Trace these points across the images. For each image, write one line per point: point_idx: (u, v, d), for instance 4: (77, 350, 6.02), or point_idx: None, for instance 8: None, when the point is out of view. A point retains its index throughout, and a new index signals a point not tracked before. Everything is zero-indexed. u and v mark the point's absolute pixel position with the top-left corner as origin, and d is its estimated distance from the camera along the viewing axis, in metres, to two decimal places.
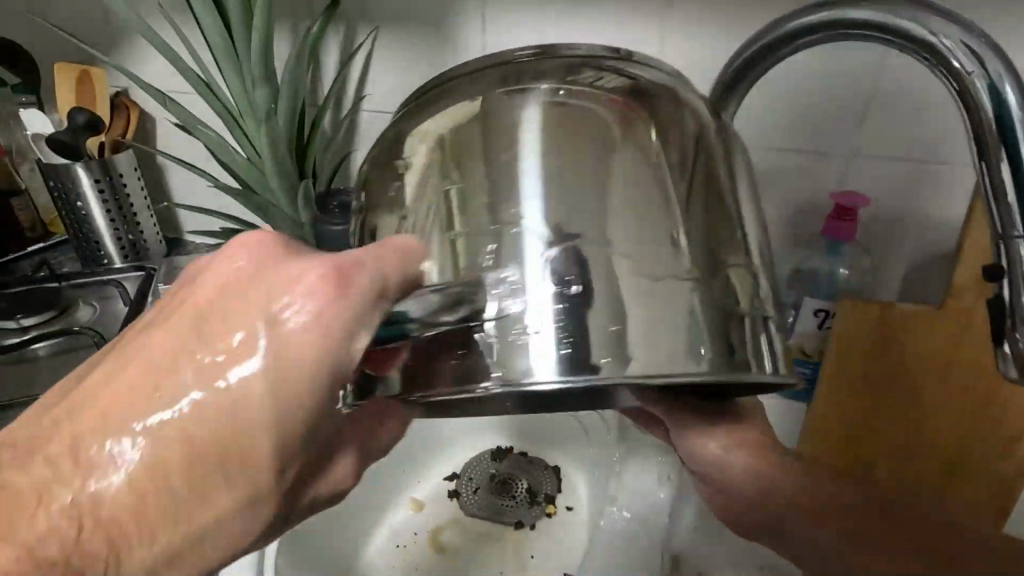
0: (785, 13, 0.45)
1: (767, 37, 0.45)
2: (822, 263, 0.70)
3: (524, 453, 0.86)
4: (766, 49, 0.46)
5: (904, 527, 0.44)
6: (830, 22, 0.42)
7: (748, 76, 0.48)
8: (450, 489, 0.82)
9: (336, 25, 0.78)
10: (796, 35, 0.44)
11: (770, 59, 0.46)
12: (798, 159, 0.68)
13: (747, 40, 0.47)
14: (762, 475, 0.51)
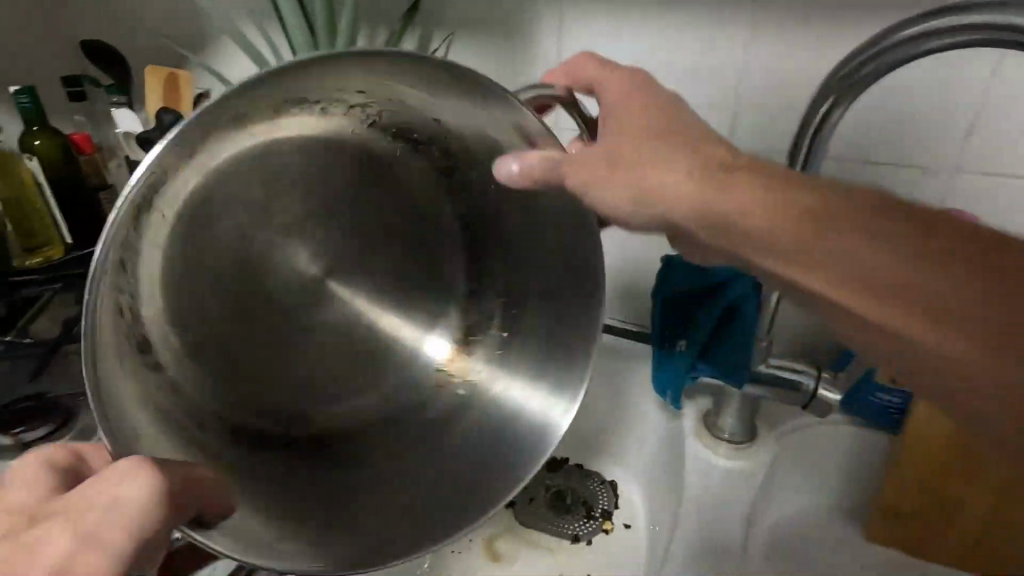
0: (899, 21, 0.42)
1: (875, 47, 0.43)
2: None
3: (580, 465, 0.84)
4: (875, 61, 0.44)
5: (882, 237, 0.35)
6: (954, 28, 0.40)
7: (850, 87, 0.45)
8: (504, 498, 0.81)
9: (414, 30, 0.79)
10: (911, 44, 0.42)
11: (876, 70, 0.44)
12: (895, 172, 0.63)
13: (852, 49, 0.45)
14: (707, 180, 0.39)
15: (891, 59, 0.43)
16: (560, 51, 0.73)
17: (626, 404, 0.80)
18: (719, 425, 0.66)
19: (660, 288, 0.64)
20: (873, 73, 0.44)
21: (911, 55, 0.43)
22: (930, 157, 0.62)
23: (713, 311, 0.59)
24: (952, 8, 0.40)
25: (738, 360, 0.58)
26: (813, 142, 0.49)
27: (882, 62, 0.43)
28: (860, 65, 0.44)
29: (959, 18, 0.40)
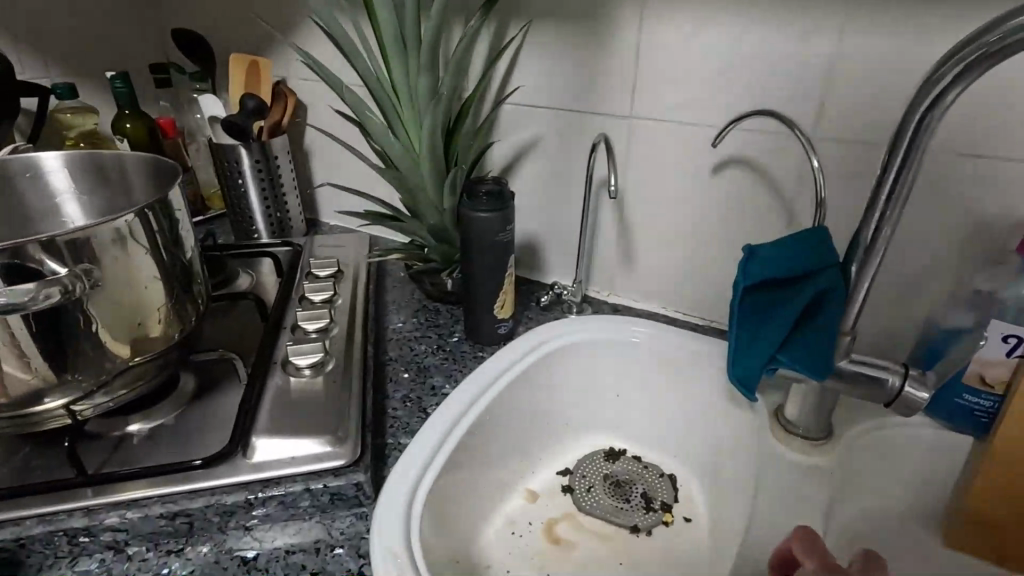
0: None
1: (1001, 25, 0.41)
2: None
3: (639, 458, 0.85)
4: (1010, 38, 0.41)
5: None
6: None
7: (977, 62, 0.43)
8: (563, 484, 0.82)
9: (491, 21, 0.82)
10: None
11: (1010, 46, 0.41)
12: (993, 167, 0.60)
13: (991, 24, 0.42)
14: None
15: (1020, 34, 0.40)
16: (639, 40, 0.74)
17: (691, 398, 0.79)
18: (792, 420, 0.65)
19: (739, 272, 0.58)
20: (1006, 48, 0.41)
21: None
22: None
23: (800, 298, 0.57)
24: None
25: (821, 352, 0.57)
26: (921, 128, 0.47)
27: (1013, 40, 0.41)
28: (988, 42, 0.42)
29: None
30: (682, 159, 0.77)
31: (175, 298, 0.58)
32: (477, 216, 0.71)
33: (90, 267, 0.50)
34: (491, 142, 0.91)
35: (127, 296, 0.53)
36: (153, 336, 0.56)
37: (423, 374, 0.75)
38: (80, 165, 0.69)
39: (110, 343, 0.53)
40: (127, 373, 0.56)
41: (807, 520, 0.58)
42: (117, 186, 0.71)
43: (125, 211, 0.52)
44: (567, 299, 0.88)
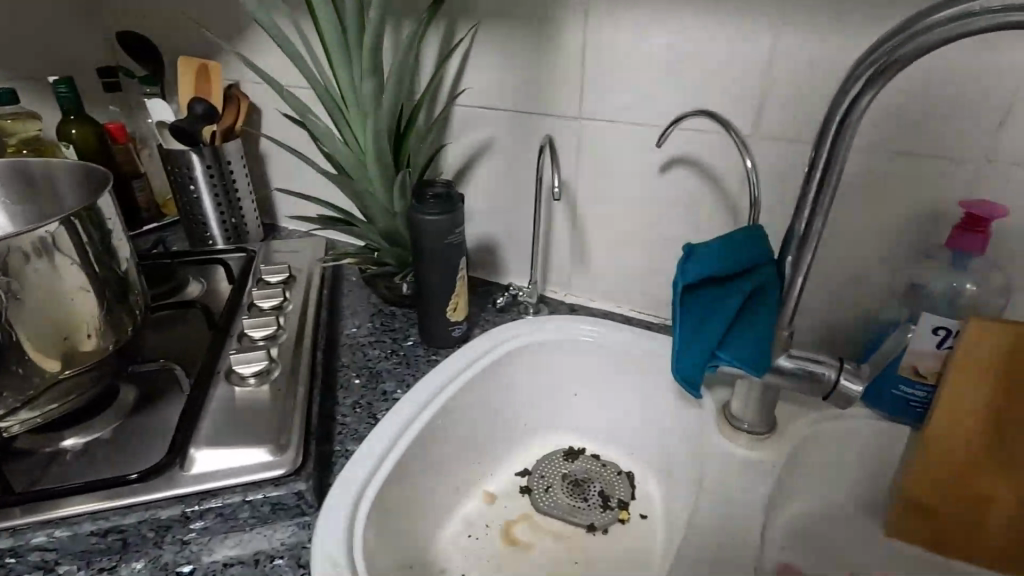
0: (921, 11, 0.42)
1: (907, 30, 0.43)
2: (941, 278, 0.61)
3: (598, 456, 0.85)
4: (906, 48, 0.43)
5: None
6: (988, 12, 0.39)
7: (885, 69, 0.45)
8: (522, 485, 0.82)
9: (439, 23, 0.82)
10: (945, 28, 0.41)
11: (902, 58, 0.44)
12: (922, 163, 0.61)
13: (879, 43, 0.44)
14: None
15: (915, 44, 0.43)
16: (584, 42, 0.74)
17: (645, 396, 0.79)
18: (738, 415, 0.66)
19: (678, 273, 0.58)
20: (918, 48, 0.43)
21: (940, 41, 0.42)
22: (972, 148, 0.59)
23: (737, 297, 0.57)
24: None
25: (760, 347, 0.57)
26: (842, 128, 0.48)
27: (911, 49, 0.43)
28: (888, 52, 0.44)
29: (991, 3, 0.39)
30: (630, 159, 0.78)
31: (108, 308, 0.57)
32: (424, 219, 0.71)
33: (9, 280, 0.48)
34: (445, 143, 0.90)
35: (52, 308, 0.51)
36: (83, 349, 0.55)
37: (375, 379, 0.74)
38: (10, 174, 0.67)
39: (35, 358, 0.51)
40: (57, 388, 0.55)
41: (749, 513, 0.59)
42: (50, 194, 0.69)
43: (48, 220, 0.51)
44: (523, 301, 0.88)
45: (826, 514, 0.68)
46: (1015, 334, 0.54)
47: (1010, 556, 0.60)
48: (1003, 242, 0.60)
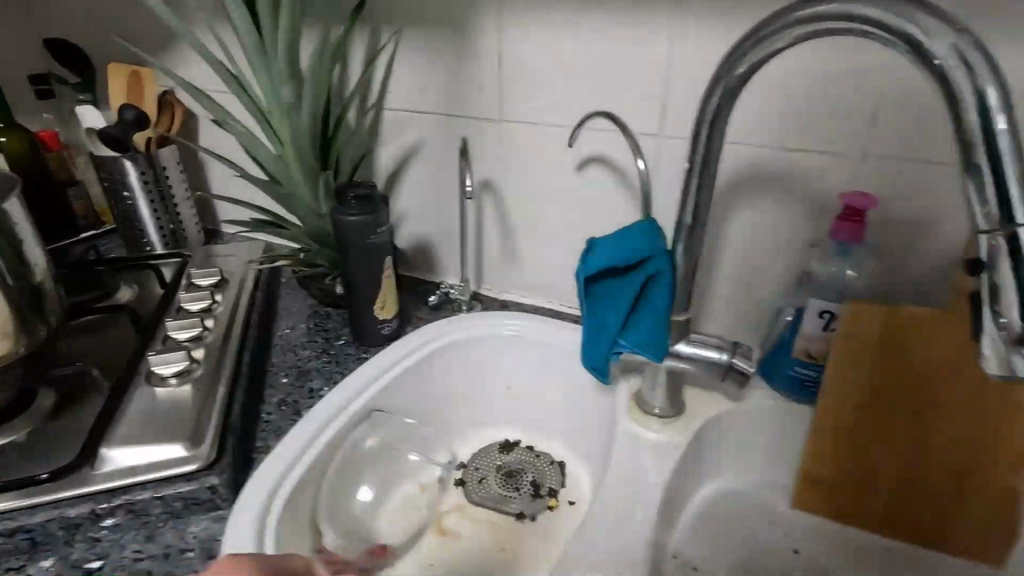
0: (760, 20, 0.45)
1: (766, 28, 0.44)
2: (826, 265, 0.66)
3: (532, 447, 0.87)
4: (748, 60, 0.46)
5: None
6: (812, 13, 0.41)
7: (735, 78, 0.48)
8: (456, 478, 0.84)
9: (363, 29, 0.84)
10: (800, 28, 0.42)
11: (746, 69, 0.47)
12: (807, 159, 0.65)
13: (727, 57, 0.48)
14: None
15: (758, 52, 0.46)
16: (499, 48, 0.77)
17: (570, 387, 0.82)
18: (648, 401, 0.69)
19: (580, 264, 0.63)
20: (774, 48, 0.45)
21: (797, 40, 0.43)
22: (849, 144, 0.63)
23: (634, 287, 0.61)
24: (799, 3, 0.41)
25: (656, 331, 0.61)
26: (713, 126, 0.51)
27: (754, 59, 0.46)
28: (739, 56, 0.47)
29: (813, 6, 0.41)
30: (549, 160, 0.81)
31: (18, 314, 0.58)
32: (345, 220, 0.73)
33: None
34: (376, 146, 0.92)
35: None
36: None
37: (303, 378, 0.76)
38: None
39: None
40: None
41: (652, 492, 0.62)
42: None
43: None
44: (456, 299, 0.91)
45: (735, 492, 0.72)
46: (884, 314, 0.59)
47: (897, 518, 0.65)
48: (881, 231, 0.65)
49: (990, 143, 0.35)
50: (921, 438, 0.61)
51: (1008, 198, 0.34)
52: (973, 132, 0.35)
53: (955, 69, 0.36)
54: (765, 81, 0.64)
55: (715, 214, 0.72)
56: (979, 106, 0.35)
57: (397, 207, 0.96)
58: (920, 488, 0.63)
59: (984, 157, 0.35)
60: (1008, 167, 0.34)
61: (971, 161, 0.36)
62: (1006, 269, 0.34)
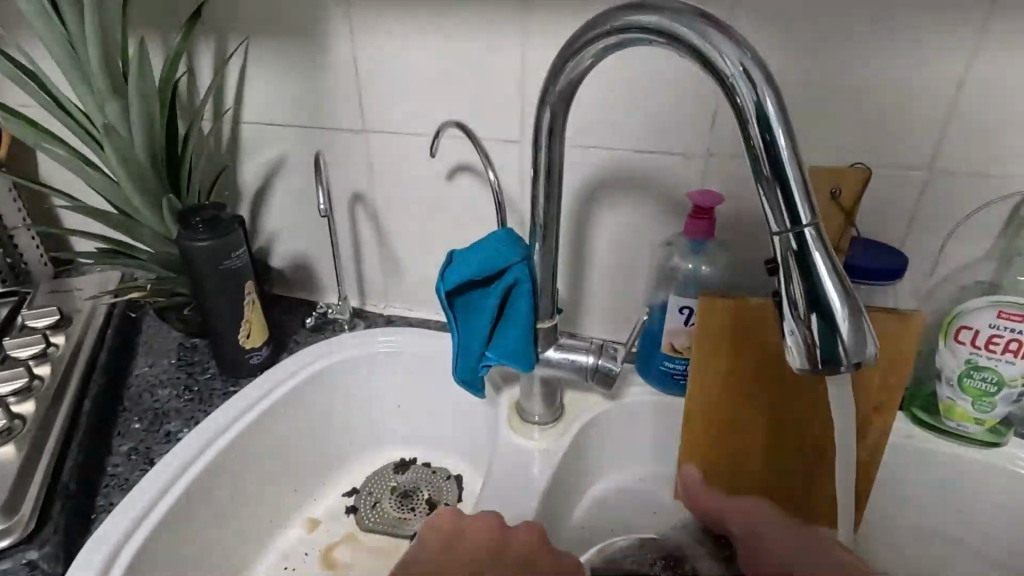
0: (572, 36, 0.45)
1: (581, 38, 0.44)
2: (684, 262, 0.67)
3: (428, 464, 0.83)
4: (565, 77, 0.47)
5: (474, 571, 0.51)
6: (614, 29, 0.41)
7: (555, 95, 0.48)
8: (348, 505, 0.79)
9: (208, 36, 0.78)
10: (610, 38, 0.42)
11: (565, 85, 0.47)
12: (659, 160, 0.67)
13: (546, 73, 0.48)
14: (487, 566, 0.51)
15: (573, 68, 0.46)
16: (353, 57, 0.74)
17: (457, 401, 0.80)
18: (527, 410, 0.69)
19: (440, 279, 0.61)
20: (591, 57, 0.45)
21: (609, 48, 0.43)
22: (696, 145, 0.65)
23: (492, 298, 0.60)
24: (602, 18, 0.42)
25: (522, 339, 0.60)
26: (551, 134, 0.50)
27: (570, 76, 0.47)
28: (560, 69, 0.47)
29: (613, 22, 0.41)
30: (418, 169, 0.79)
31: None
32: (195, 246, 0.67)
33: None
34: (237, 162, 0.86)
35: None
36: None
37: (159, 420, 0.71)
38: None
39: None
40: None
41: (523, 500, 0.63)
42: None
43: None
44: (336, 318, 0.86)
45: (622, 489, 0.73)
46: (734, 308, 0.62)
47: (772, 502, 0.67)
48: (731, 226, 0.68)
49: (773, 151, 0.36)
50: (779, 421, 0.65)
51: (791, 204, 0.36)
52: (757, 144, 0.37)
53: (738, 84, 0.36)
54: (614, 85, 0.65)
55: (581, 217, 0.72)
56: (760, 118, 0.36)
57: (267, 226, 0.90)
58: (783, 466, 0.66)
59: (767, 165, 0.36)
60: (788, 173, 0.36)
61: (759, 170, 0.37)
62: (793, 266, 0.37)
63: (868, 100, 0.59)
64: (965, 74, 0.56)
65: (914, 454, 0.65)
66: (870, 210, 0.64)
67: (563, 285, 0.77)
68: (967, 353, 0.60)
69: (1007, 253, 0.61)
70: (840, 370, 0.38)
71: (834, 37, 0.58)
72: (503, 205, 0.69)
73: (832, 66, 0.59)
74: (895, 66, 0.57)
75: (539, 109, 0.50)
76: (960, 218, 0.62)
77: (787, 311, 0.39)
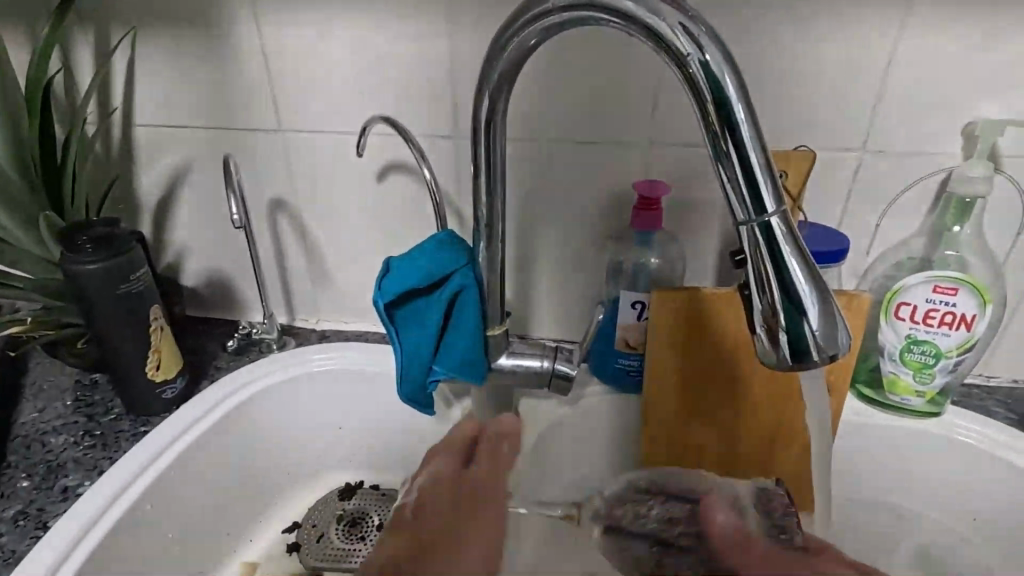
0: (509, 17, 0.41)
1: (520, 18, 0.40)
2: (633, 255, 0.65)
3: (377, 486, 0.77)
4: (503, 62, 0.43)
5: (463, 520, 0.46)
6: (557, 8, 0.38)
7: (493, 83, 0.44)
8: (289, 543, 0.72)
9: (85, 26, 0.68)
10: (552, 18, 0.39)
11: (504, 71, 0.43)
12: (601, 151, 0.64)
13: (483, 58, 0.44)
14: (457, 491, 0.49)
15: (511, 53, 0.42)
16: (262, 49, 0.67)
17: (403, 419, 0.74)
18: (481, 423, 0.65)
19: (377, 290, 0.56)
20: (530, 40, 0.41)
21: (551, 29, 0.40)
22: (639, 134, 0.63)
23: (436, 308, 0.55)
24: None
25: (471, 350, 0.56)
26: (492, 125, 0.46)
27: (508, 61, 0.43)
28: (497, 53, 0.43)
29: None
30: (345, 171, 0.72)
31: None
32: (85, 272, 0.58)
33: None
34: (133, 170, 0.76)
35: None
36: None
37: (54, 475, 0.61)
38: None
39: None
40: None
41: None
42: None
43: None
44: (261, 338, 0.77)
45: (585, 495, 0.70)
46: (687, 297, 0.60)
47: None
48: (677, 216, 0.66)
49: (736, 136, 0.34)
50: (737, 407, 0.64)
51: (756, 191, 0.34)
52: (718, 128, 0.34)
53: (695, 64, 0.34)
54: (551, 74, 0.61)
55: (525, 215, 0.69)
56: (721, 100, 0.34)
57: (175, 240, 0.80)
58: (741, 457, 0.66)
59: (731, 150, 0.34)
60: (752, 158, 0.34)
61: (721, 156, 0.35)
62: (761, 256, 0.35)
63: (802, 83, 0.59)
64: (892, 56, 0.57)
65: (862, 431, 0.66)
66: (810, 193, 0.64)
67: (510, 287, 0.74)
68: (907, 328, 0.61)
69: (936, 230, 0.62)
70: (813, 363, 0.36)
71: (769, 20, 0.57)
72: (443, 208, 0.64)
73: (767, 50, 0.58)
74: (828, 48, 0.57)
75: (478, 96, 0.45)
76: (893, 197, 0.63)
77: (756, 306, 0.37)
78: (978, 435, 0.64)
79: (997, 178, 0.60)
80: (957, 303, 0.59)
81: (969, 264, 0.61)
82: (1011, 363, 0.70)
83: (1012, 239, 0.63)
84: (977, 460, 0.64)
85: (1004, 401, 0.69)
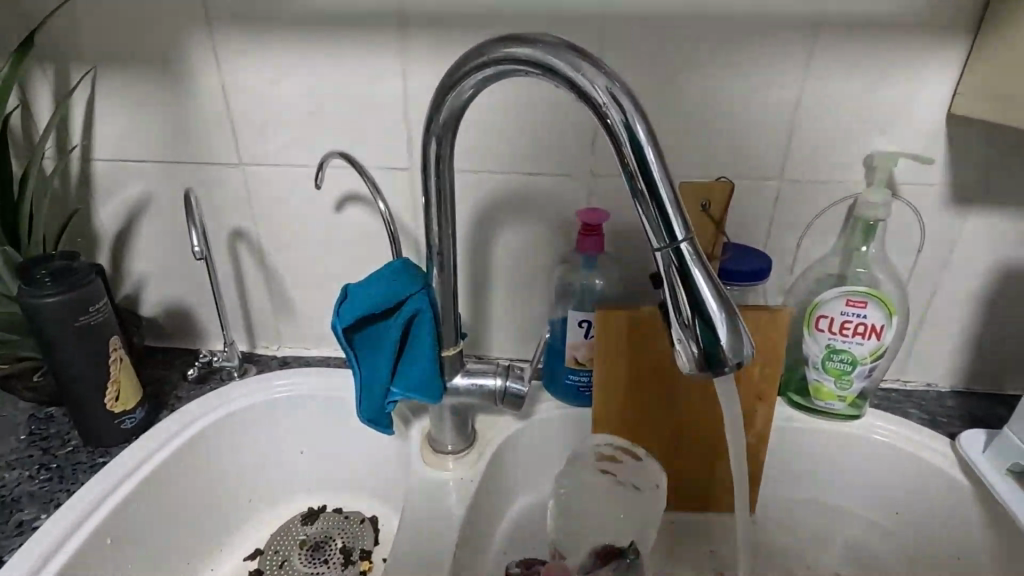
0: (449, 69, 0.46)
1: (459, 69, 0.45)
2: (579, 277, 0.70)
3: (341, 509, 0.78)
4: (446, 107, 0.47)
5: None
6: (492, 61, 0.43)
7: (439, 124, 0.48)
8: (252, 570, 0.72)
9: (45, 66, 0.70)
10: (488, 69, 0.44)
11: (449, 114, 0.48)
12: (547, 182, 0.69)
13: (430, 103, 0.48)
14: None
15: (454, 99, 0.47)
16: (223, 87, 0.70)
17: (364, 442, 0.76)
18: (439, 441, 0.68)
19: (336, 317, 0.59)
20: (470, 87, 0.46)
21: (488, 79, 0.45)
22: (579, 167, 0.68)
23: (394, 332, 0.59)
24: (479, 50, 0.43)
25: (428, 371, 0.59)
26: (440, 163, 0.50)
27: (452, 105, 0.47)
28: (442, 98, 0.47)
29: (489, 54, 0.43)
30: (304, 201, 0.75)
31: None
32: (41, 303, 0.59)
33: None
34: (91, 204, 0.77)
35: None
36: None
37: (9, 509, 0.61)
38: None
39: None
40: None
41: (441, 529, 0.61)
42: None
43: None
44: (222, 366, 0.78)
45: (541, 507, 0.73)
46: (627, 317, 0.65)
47: (675, 494, 0.72)
48: (619, 240, 0.72)
49: (648, 177, 0.39)
50: (678, 417, 0.69)
51: (668, 223, 0.40)
52: (634, 169, 0.39)
53: (611, 114, 0.39)
54: (498, 112, 0.66)
55: (478, 241, 0.73)
56: (634, 144, 0.39)
57: (133, 272, 0.81)
58: (684, 462, 0.70)
59: (644, 188, 0.39)
60: (662, 194, 0.39)
61: (637, 193, 0.40)
62: (676, 279, 0.40)
63: (722, 120, 0.66)
64: (800, 94, 0.64)
65: (792, 434, 0.72)
66: (737, 218, 0.70)
67: (466, 310, 0.77)
68: (826, 339, 0.67)
69: (847, 250, 0.69)
70: (724, 371, 0.41)
71: (690, 65, 0.63)
72: (398, 238, 0.68)
73: (690, 90, 0.64)
74: (743, 90, 0.64)
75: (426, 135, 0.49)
76: (809, 221, 0.70)
77: (675, 323, 0.42)
78: (894, 434, 0.70)
79: (896, 202, 0.68)
80: (867, 315, 0.66)
81: (877, 280, 0.68)
82: (922, 369, 0.77)
83: (914, 256, 0.70)
84: (894, 457, 0.70)
85: (918, 402, 0.76)
